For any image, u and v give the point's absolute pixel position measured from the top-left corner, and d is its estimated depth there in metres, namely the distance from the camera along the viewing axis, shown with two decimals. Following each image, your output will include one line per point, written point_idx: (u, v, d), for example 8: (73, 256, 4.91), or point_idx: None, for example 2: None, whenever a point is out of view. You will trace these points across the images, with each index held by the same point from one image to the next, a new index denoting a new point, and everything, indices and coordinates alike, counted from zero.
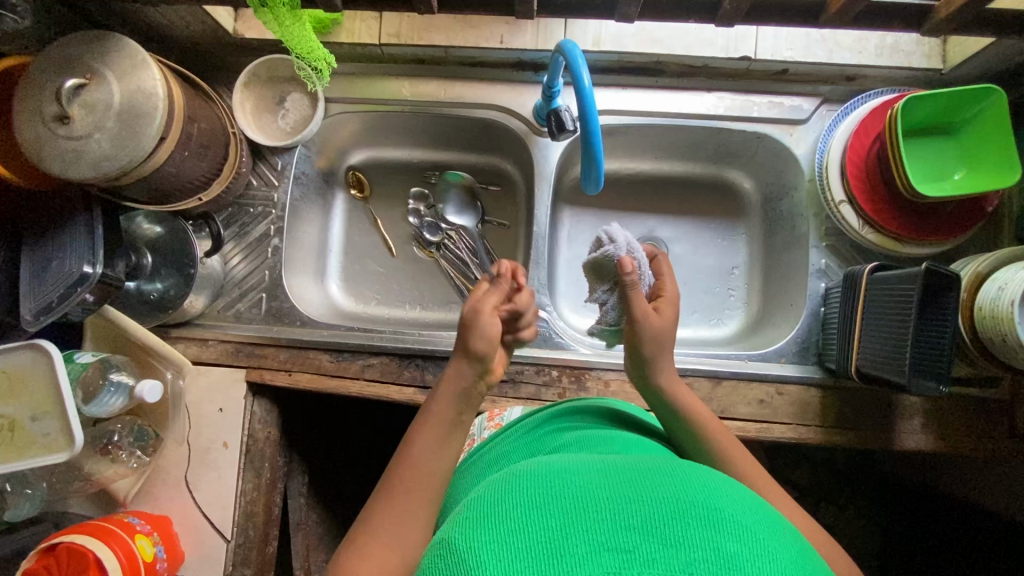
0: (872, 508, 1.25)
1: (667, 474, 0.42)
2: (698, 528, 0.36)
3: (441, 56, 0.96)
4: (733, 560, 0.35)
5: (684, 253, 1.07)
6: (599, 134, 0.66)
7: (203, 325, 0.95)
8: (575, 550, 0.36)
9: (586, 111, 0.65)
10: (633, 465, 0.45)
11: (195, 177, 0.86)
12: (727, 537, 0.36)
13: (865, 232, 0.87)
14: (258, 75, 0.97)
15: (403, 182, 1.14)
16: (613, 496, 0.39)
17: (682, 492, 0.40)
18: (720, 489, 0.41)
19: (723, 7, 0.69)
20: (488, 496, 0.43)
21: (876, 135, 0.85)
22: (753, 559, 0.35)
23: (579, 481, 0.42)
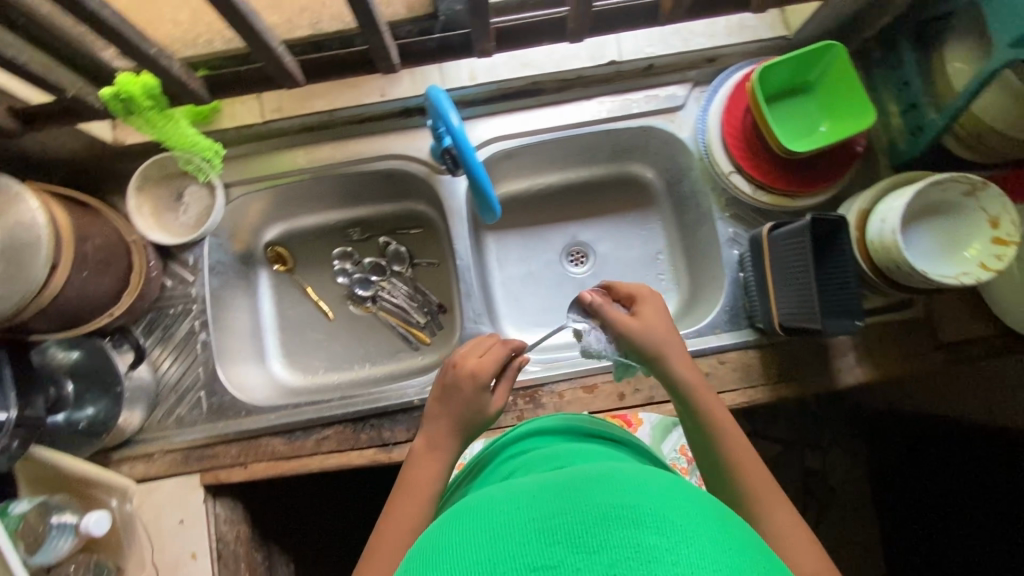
0: (851, 444, 1.31)
1: (594, 481, 0.44)
2: (618, 529, 0.38)
3: (328, 120, 0.98)
4: (653, 553, 0.36)
5: (609, 250, 1.13)
6: (482, 167, 0.69)
7: (147, 440, 0.92)
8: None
9: (462, 148, 0.67)
10: (563, 480, 0.46)
11: (102, 294, 0.84)
12: (647, 531, 0.38)
13: (758, 195, 0.92)
14: (150, 177, 0.96)
15: (324, 246, 1.14)
16: (541, 518, 0.41)
17: (604, 496, 0.41)
18: (644, 486, 0.43)
19: (570, 25, 0.73)
20: (428, 548, 0.43)
21: (744, 106, 0.91)
22: (674, 547, 0.37)
23: (509, 512, 0.43)
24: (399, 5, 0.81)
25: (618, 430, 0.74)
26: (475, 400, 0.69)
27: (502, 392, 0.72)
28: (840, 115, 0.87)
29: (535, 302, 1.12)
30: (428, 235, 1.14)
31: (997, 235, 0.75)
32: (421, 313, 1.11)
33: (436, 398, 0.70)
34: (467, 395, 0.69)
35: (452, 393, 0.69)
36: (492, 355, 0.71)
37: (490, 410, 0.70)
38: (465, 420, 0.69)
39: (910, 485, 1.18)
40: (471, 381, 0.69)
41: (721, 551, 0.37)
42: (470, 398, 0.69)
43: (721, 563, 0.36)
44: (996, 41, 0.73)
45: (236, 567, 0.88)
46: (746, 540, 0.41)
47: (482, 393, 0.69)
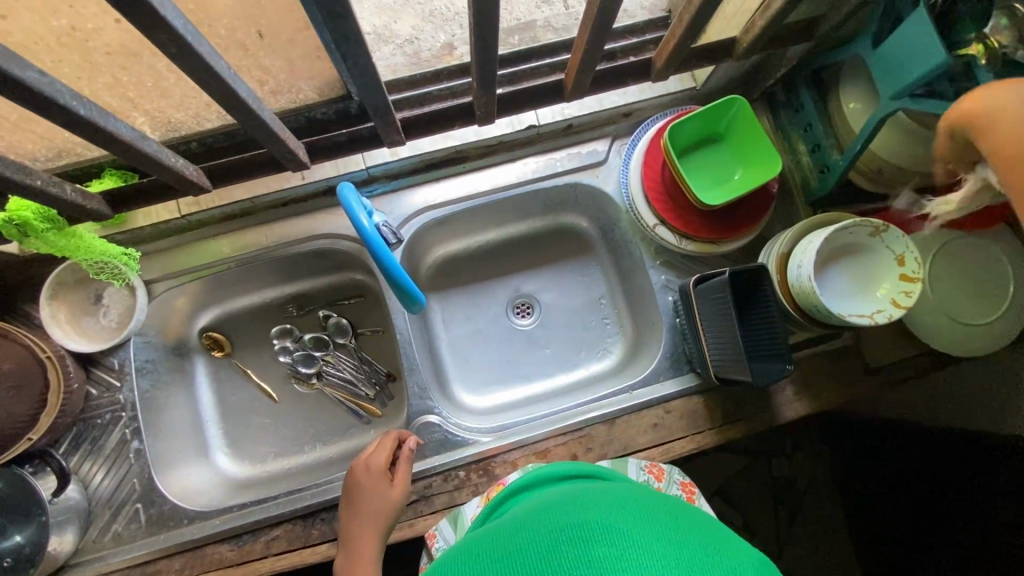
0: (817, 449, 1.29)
1: (558, 517, 0.52)
2: (573, 551, 0.46)
3: (251, 207, 0.95)
4: (602, 562, 0.44)
5: (552, 300, 1.14)
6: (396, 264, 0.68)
7: (82, 563, 0.87)
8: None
9: (377, 250, 0.67)
10: (531, 521, 0.54)
11: (16, 418, 0.78)
12: (596, 545, 0.45)
13: (683, 244, 0.94)
14: (65, 282, 0.92)
15: (263, 326, 1.11)
16: (515, 566, 0.48)
17: (563, 528, 0.49)
18: (590, 512, 0.51)
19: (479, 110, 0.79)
20: None
21: (661, 159, 0.94)
22: (619, 552, 0.44)
23: (484, 564, 0.51)
24: (309, 91, 0.80)
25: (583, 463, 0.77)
26: (374, 488, 0.78)
27: (403, 472, 0.81)
28: (750, 162, 0.91)
29: (484, 359, 1.11)
30: (369, 303, 1.12)
31: (903, 272, 0.79)
32: (370, 385, 1.09)
33: (345, 505, 0.79)
34: (367, 486, 0.79)
35: (354, 491, 0.79)
36: (380, 449, 0.83)
37: (394, 495, 0.79)
38: (374, 506, 0.77)
39: (878, 489, 1.15)
40: (366, 472, 0.80)
41: (661, 546, 0.45)
42: (372, 488, 0.79)
43: (662, 557, 0.44)
44: (881, 90, 0.76)
45: None
46: (692, 532, 0.48)
47: (379, 479, 0.79)
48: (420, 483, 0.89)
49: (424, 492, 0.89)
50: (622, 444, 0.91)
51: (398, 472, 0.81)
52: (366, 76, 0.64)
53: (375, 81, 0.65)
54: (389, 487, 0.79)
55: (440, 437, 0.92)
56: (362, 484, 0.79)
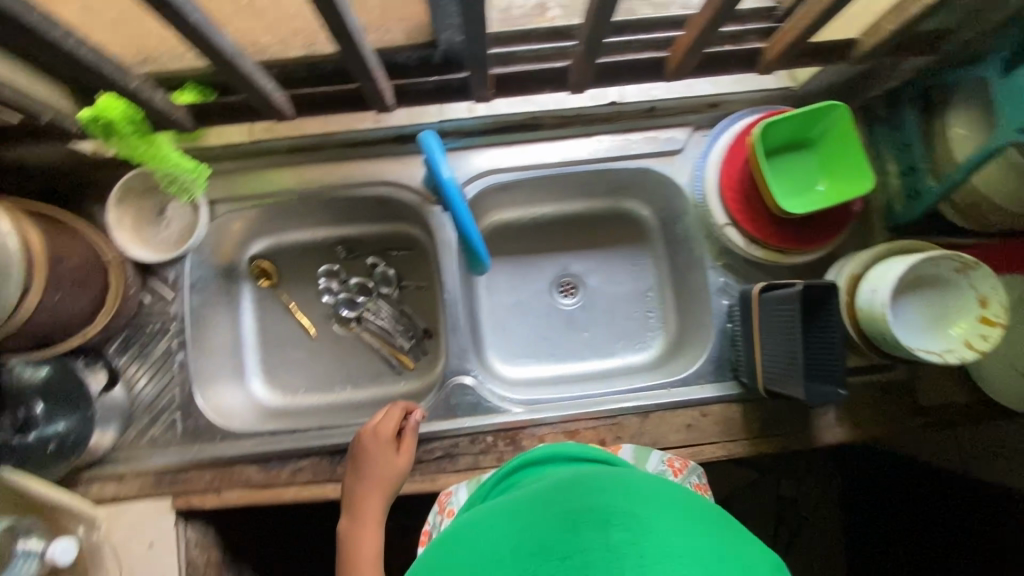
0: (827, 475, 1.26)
1: (574, 495, 0.52)
2: (587, 533, 0.45)
3: (321, 142, 0.94)
4: (620, 545, 0.43)
5: (599, 283, 1.12)
6: (470, 220, 0.68)
7: (119, 459, 0.90)
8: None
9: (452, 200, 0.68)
10: (546, 498, 0.54)
11: (76, 313, 0.81)
12: (614, 529, 0.45)
13: (752, 249, 0.91)
14: (133, 188, 0.92)
15: (311, 263, 1.12)
16: (525, 541, 0.48)
17: (576, 508, 0.49)
18: (607, 495, 0.50)
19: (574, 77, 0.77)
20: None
21: (744, 157, 0.90)
22: (636, 538, 0.44)
23: (497, 536, 0.51)
24: (400, 32, 0.78)
25: (604, 453, 0.78)
26: (382, 455, 0.82)
27: (410, 443, 0.85)
28: (837, 175, 0.87)
29: (522, 331, 1.11)
30: (417, 258, 1.12)
31: (985, 314, 0.75)
32: (406, 338, 1.10)
33: (353, 468, 0.83)
34: (374, 453, 0.83)
35: (361, 456, 0.83)
36: (389, 419, 0.86)
37: (400, 465, 0.83)
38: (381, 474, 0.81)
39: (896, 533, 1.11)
40: (374, 440, 0.83)
41: (677, 535, 0.45)
42: (379, 456, 0.82)
43: (683, 547, 0.43)
44: (1000, 120, 0.71)
45: None
46: (715, 529, 0.47)
47: (385, 448, 0.83)
48: (447, 441, 0.90)
49: (450, 450, 0.90)
50: (652, 438, 0.90)
51: (407, 442, 0.85)
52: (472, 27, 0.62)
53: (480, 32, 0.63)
54: (396, 456, 0.83)
55: (473, 400, 0.93)
56: (370, 451, 0.83)
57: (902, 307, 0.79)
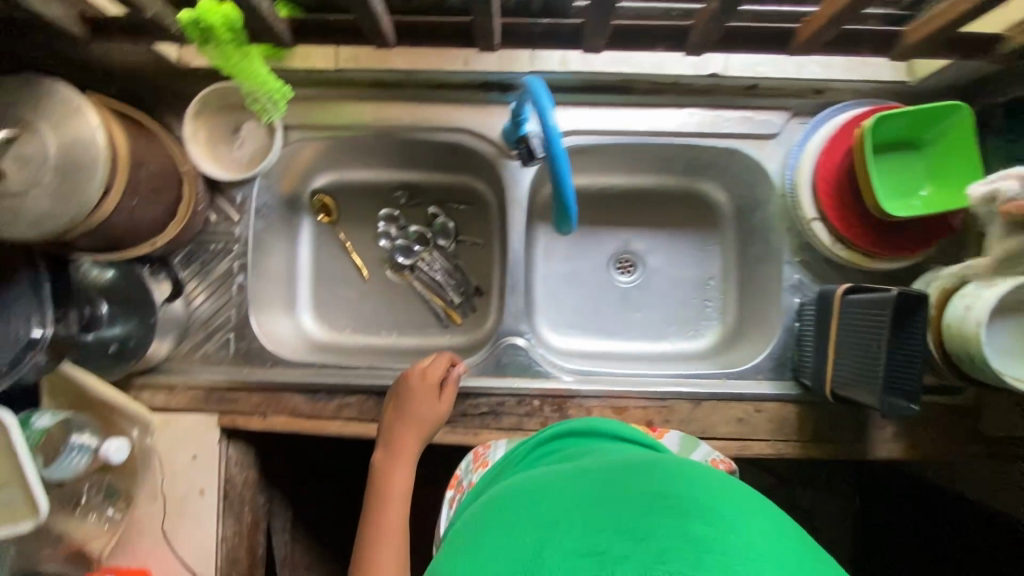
0: (850, 491, 1.23)
1: (642, 482, 0.51)
2: (663, 521, 0.45)
3: (403, 80, 0.91)
4: (700, 540, 0.44)
5: (659, 264, 1.09)
6: (568, 177, 0.65)
7: (171, 370, 0.91)
8: (554, 560, 0.44)
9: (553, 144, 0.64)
10: (609, 479, 0.53)
11: (148, 221, 0.80)
12: (692, 523, 0.45)
13: (837, 248, 0.87)
14: (208, 103, 0.91)
15: (371, 205, 1.10)
16: (592, 515, 0.47)
17: (647, 497, 0.48)
18: (678, 488, 0.50)
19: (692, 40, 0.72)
20: (486, 539, 0.51)
21: (846, 151, 0.85)
22: (716, 536, 0.44)
23: (559, 506, 0.50)
24: None
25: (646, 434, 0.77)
26: (426, 399, 0.82)
27: (453, 393, 0.84)
28: (944, 181, 0.82)
29: (574, 302, 1.09)
30: (477, 214, 1.10)
31: None
32: (457, 293, 1.09)
33: (393, 406, 0.83)
34: (418, 395, 0.82)
35: (405, 396, 0.82)
36: (436, 366, 0.85)
37: (441, 412, 0.82)
38: (422, 416, 0.81)
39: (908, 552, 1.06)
40: (421, 383, 0.83)
41: (756, 539, 0.45)
42: (422, 398, 0.82)
43: (763, 553, 0.43)
44: None
45: (239, 507, 0.91)
46: (786, 535, 0.48)
47: (431, 392, 0.82)
48: (493, 399, 0.89)
49: (495, 408, 0.90)
50: (700, 426, 0.89)
51: (449, 392, 0.84)
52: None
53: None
54: (439, 402, 0.83)
55: (524, 362, 0.91)
56: (414, 393, 0.82)
57: (997, 329, 0.75)
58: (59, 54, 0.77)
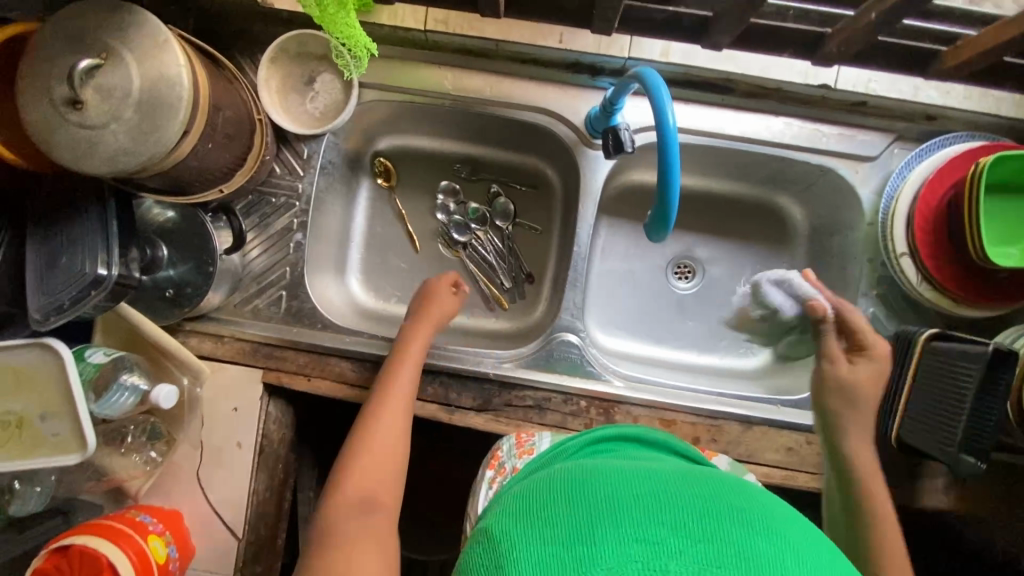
0: None
1: (703, 484, 0.46)
2: (725, 528, 0.41)
3: (491, 50, 0.87)
4: (764, 560, 0.39)
5: (719, 275, 1.05)
6: (680, 173, 0.62)
7: (220, 320, 0.90)
8: (606, 535, 0.40)
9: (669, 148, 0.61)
10: (668, 475, 0.48)
11: (218, 167, 0.78)
12: (755, 538, 0.40)
13: (922, 288, 0.83)
14: (287, 50, 0.87)
15: (432, 174, 1.07)
16: (648, 499, 0.43)
17: (709, 498, 0.44)
18: (741, 498, 0.45)
19: (829, 49, 0.75)
20: (528, 503, 0.47)
21: (950, 186, 0.80)
22: (782, 559, 0.39)
23: (612, 484, 0.46)
24: None
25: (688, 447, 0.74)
26: (448, 294, 0.90)
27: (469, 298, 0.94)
28: None
29: (627, 302, 1.05)
30: (541, 198, 1.06)
31: None
32: (508, 276, 1.06)
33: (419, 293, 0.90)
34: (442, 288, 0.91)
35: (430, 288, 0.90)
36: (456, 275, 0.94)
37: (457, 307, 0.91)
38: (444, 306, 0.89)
39: None
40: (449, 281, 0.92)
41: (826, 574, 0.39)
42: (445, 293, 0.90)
43: None
44: None
45: (273, 465, 0.90)
46: None
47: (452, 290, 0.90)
48: (541, 393, 0.87)
49: (540, 403, 0.88)
50: (748, 451, 0.86)
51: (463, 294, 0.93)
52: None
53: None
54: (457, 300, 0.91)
55: (576, 360, 0.89)
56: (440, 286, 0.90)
57: None
58: None
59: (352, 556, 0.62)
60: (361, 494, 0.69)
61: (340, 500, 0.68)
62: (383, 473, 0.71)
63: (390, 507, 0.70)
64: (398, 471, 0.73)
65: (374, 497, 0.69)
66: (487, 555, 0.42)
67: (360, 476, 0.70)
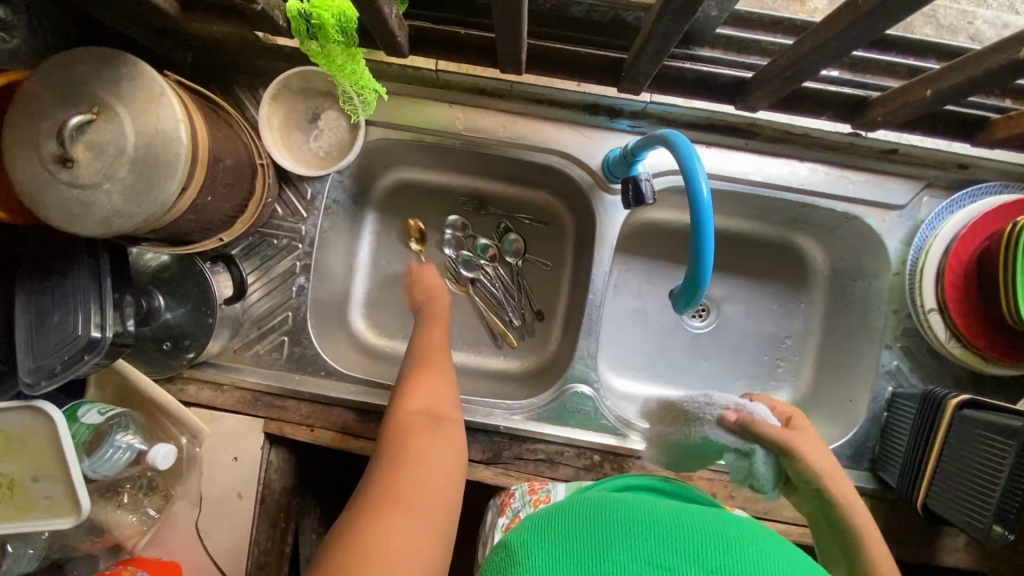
0: None
1: (729, 520, 0.45)
2: (741, 564, 0.40)
3: (504, 89, 0.83)
4: None
5: (736, 316, 1.02)
6: (713, 241, 0.59)
7: (219, 366, 0.87)
8: (619, 555, 0.40)
9: (700, 216, 0.58)
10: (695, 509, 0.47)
11: (219, 216, 0.74)
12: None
13: (951, 345, 0.80)
14: (289, 86, 0.83)
15: (439, 209, 1.03)
16: (666, 525, 0.43)
17: (728, 532, 0.43)
18: (762, 539, 0.43)
19: (873, 114, 0.69)
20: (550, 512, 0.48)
21: (984, 243, 0.77)
22: None
23: (635, 506, 0.46)
24: None
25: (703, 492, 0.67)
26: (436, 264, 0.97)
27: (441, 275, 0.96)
28: None
29: (639, 342, 1.02)
30: (552, 235, 1.02)
31: None
32: (518, 315, 1.03)
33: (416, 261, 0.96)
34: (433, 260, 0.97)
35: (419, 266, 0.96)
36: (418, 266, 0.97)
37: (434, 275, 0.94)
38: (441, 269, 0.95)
39: None
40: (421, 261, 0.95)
41: None
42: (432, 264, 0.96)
43: None
44: None
45: (274, 515, 0.87)
46: None
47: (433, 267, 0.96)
48: (552, 446, 0.84)
49: (552, 456, 0.85)
50: (766, 507, 0.83)
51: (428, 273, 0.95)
52: (858, 26, 0.50)
53: (867, 31, 0.51)
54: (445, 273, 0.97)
55: (590, 412, 0.85)
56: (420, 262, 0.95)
57: None
58: (144, 19, 0.70)
59: (426, 458, 0.63)
60: (425, 407, 0.70)
61: (405, 411, 0.69)
62: (441, 393, 0.73)
63: (454, 420, 0.71)
64: (454, 392, 0.75)
65: (435, 410, 0.70)
66: (504, 563, 0.44)
67: (420, 393, 0.72)
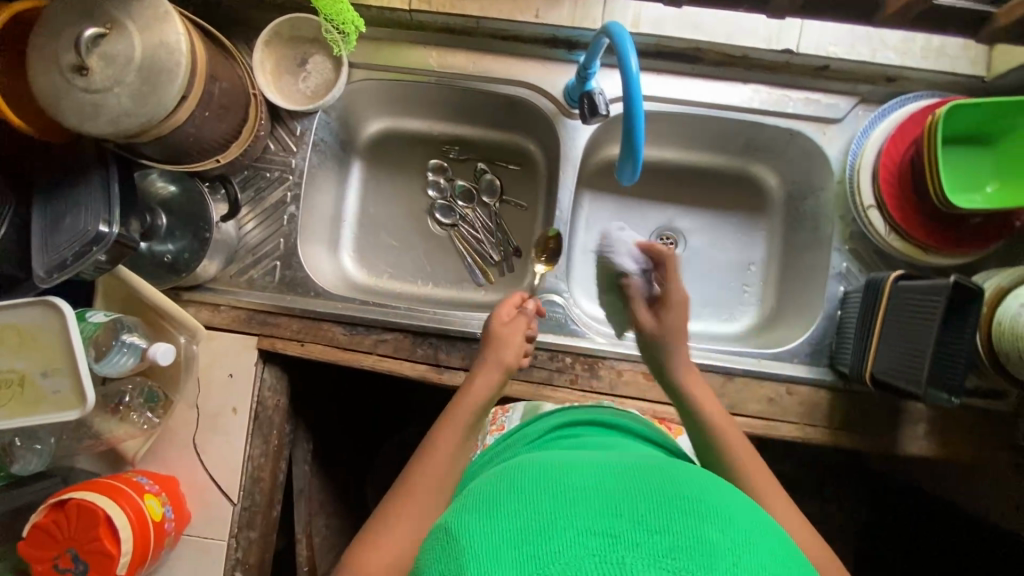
0: (862, 497, 1.21)
1: (663, 472, 0.46)
2: (681, 518, 0.40)
3: (471, 27, 0.92)
4: (711, 547, 0.38)
5: (702, 244, 1.08)
6: (643, 114, 0.67)
7: (216, 290, 0.94)
8: (565, 530, 0.39)
9: (631, 92, 0.66)
10: (630, 467, 0.47)
11: (215, 137, 0.83)
12: (708, 525, 0.40)
13: (891, 238, 0.87)
14: (280, 34, 0.93)
15: (421, 155, 1.11)
16: (604, 494, 0.42)
17: (667, 487, 0.43)
18: (697, 487, 0.44)
19: None
20: (482, 493, 0.45)
21: (912, 141, 0.85)
22: (730, 545, 0.39)
23: (572, 476, 0.44)
24: None
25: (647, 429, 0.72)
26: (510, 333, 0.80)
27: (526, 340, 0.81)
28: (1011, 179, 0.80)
29: None
30: (525, 174, 1.10)
31: None
32: (497, 251, 1.09)
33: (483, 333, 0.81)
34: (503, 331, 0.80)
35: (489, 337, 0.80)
36: (512, 324, 0.81)
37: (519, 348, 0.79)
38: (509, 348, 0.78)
39: None
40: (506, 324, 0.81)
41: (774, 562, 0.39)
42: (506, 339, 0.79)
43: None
44: None
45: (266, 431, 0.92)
46: (798, 558, 0.42)
47: (514, 333, 0.80)
48: None
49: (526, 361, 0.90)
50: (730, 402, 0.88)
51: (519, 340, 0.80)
52: None
53: None
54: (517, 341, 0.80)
55: (560, 320, 0.92)
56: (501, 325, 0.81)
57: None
58: None
59: None
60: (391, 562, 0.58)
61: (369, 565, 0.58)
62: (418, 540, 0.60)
63: None
64: None
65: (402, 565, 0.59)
66: (444, 550, 0.41)
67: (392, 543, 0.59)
